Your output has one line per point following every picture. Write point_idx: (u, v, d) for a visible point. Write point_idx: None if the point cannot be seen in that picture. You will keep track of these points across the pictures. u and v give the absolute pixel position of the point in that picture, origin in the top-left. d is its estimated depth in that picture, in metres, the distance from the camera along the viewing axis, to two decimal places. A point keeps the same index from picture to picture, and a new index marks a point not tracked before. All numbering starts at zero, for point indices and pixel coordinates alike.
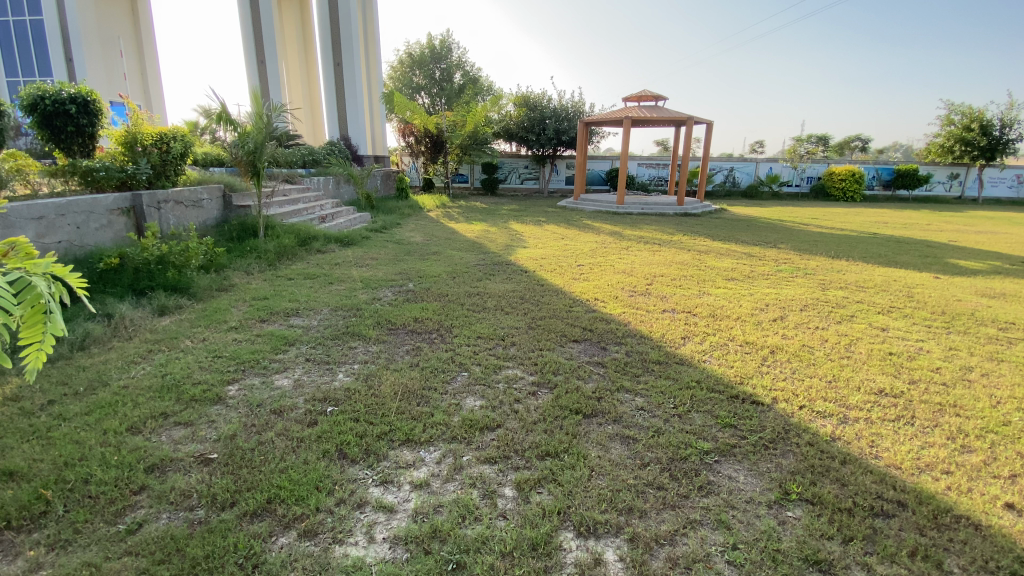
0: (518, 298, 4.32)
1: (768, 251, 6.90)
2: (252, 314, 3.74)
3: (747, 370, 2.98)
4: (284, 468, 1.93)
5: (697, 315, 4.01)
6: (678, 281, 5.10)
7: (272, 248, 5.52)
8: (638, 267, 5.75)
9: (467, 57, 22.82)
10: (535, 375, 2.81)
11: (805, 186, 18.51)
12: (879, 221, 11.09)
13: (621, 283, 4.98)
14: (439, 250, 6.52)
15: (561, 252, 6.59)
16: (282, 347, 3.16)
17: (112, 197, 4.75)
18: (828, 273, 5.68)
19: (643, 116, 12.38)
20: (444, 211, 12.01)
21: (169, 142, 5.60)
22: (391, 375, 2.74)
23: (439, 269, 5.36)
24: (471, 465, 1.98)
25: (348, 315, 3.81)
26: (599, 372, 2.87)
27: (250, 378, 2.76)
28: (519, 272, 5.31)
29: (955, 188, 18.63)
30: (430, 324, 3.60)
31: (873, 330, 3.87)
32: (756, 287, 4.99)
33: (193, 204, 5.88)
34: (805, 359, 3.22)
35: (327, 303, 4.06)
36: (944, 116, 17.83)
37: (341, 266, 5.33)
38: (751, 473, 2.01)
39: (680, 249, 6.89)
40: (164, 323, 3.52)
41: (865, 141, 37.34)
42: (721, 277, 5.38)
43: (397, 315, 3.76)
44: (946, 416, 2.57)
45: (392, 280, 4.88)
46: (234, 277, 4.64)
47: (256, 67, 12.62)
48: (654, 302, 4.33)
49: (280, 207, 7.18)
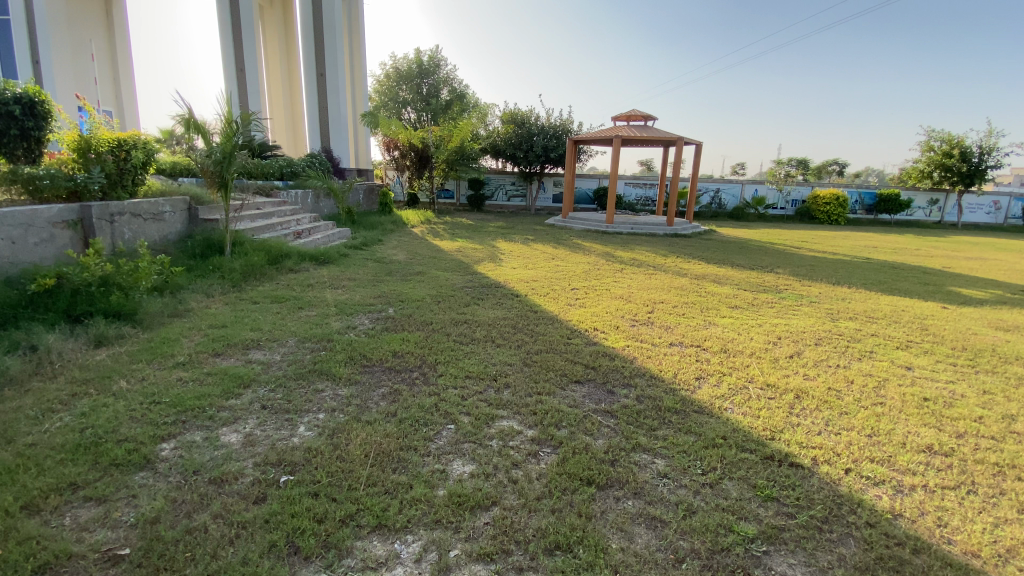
0: (509, 328, 3.91)
1: (767, 276, 6.62)
2: (204, 346, 3.25)
3: (777, 423, 2.59)
4: (215, 572, 1.48)
5: (708, 349, 3.63)
6: (679, 309, 4.75)
7: (238, 267, 5.02)
8: (636, 292, 5.38)
9: (455, 74, 22.66)
10: (535, 429, 2.38)
11: (790, 209, 18.59)
12: (870, 245, 10.99)
13: (621, 310, 4.59)
14: (423, 270, 6.09)
15: (552, 274, 6.20)
16: (235, 389, 2.70)
17: (56, 208, 4.24)
18: (833, 302, 5.40)
19: (633, 136, 12.15)
20: (429, 227, 11.58)
21: (129, 148, 5.15)
22: (363, 430, 2.29)
23: (423, 291, 4.93)
24: (460, 565, 1.54)
25: (317, 348, 3.34)
26: (610, 425, 2.45)
27: (191, 434, 2.27)
28: (508, 297, 4.89)
29: (934, 214, 18.87)
30: (411, 359, 3.14)
31: (897, 369, 3.55)
32: (763, 317, 4.67)
33: (154, 216, 5.38)
34: (835, 406, 2.87)
35: (294, 332, 3.58)
36: (923, 142, 18.14)
37: (315, 288, 4.85)
38: (810, 571, 1.61)
39: (677, 274, 6.55)
40: (99, 358, 3.01)
41: (841, 166, 38.47)
42: (725, 304, 5.06)
43: (373, 349, 3.30)
44: (1010, 482, 2.23)
45: (371, 304, 4.41)
46: (191, 300, 4.15)
47: (236, 75, 12.23)
48: (659, 334, 3.92)
49: (252, 221, 6.66)
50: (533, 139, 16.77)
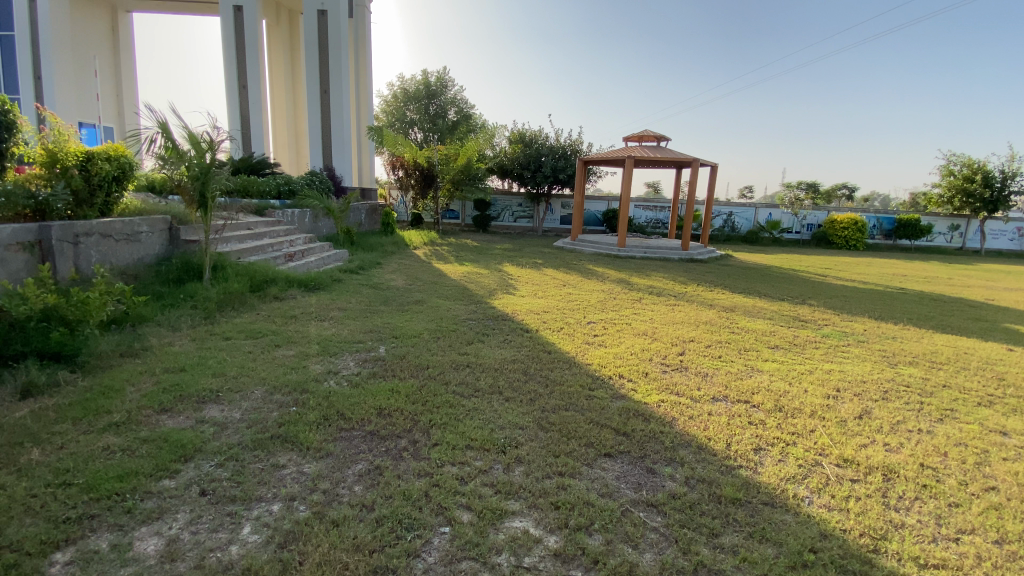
0: (519, 374, 3.30)
1: (802, 309, 6.01)
2: (149, 400, 2.67)
3: (875, 524, 1.98)
4: None
5: (759, 407, 3.01)
6: (713, 349, 4.15)
7: (215, 295, 4.47)
8: (660, 327, 4.77)
9: (462, 95, 22.48)
10: (559, 535, 1.77)
11: (806, 233, 18.01)
12: (898, 273, 10.38)
13: (647, 351, 3.99)
14: (422, 298, 5.54)
15: (565, 304, 5.62)
16: (172, 464, 2.11)
17: (10, 228, 3.72)
18: (884, 342, 4.78)
19: (646, 156, 11.64)
20: (432, 248, 11.08)
21: (100, 162, 4.68)
22: (325, 538, 1.69)
23: (421, 325, 4.36)
24: None
25: (287, 401, 2.75)
26: (657, 529, 1.84)
27: (95, 540, 1.69)
28: (517, 332, 4.30)
29: (955, 240, 18.25)
30: (399, 421, 2.54)
31: (990, 435, 2.91)
32: (811, 361, 4.04)
33: (127, 237, 4.89)
34: (937, 496, 2.25)
35: (262, 380, 3.00)
36: (943, 166, 17.59)
37: (299, 320, 4.29)
38: None
39: (702, 305, 5.94)
40: (16, 415, 2.45)
41: (850, 192, 38.12)
42: (763, 343, 4.44)
43: (355, 404, 2.70)
44: None
45: (359, 342, 3.82)
46: (151, 337, 3.58)
47: (238, 92, 11.96)
48: (697, 384, 3.30)
49: (238, 242, 6.12)
50: (541, 160, 16.43)
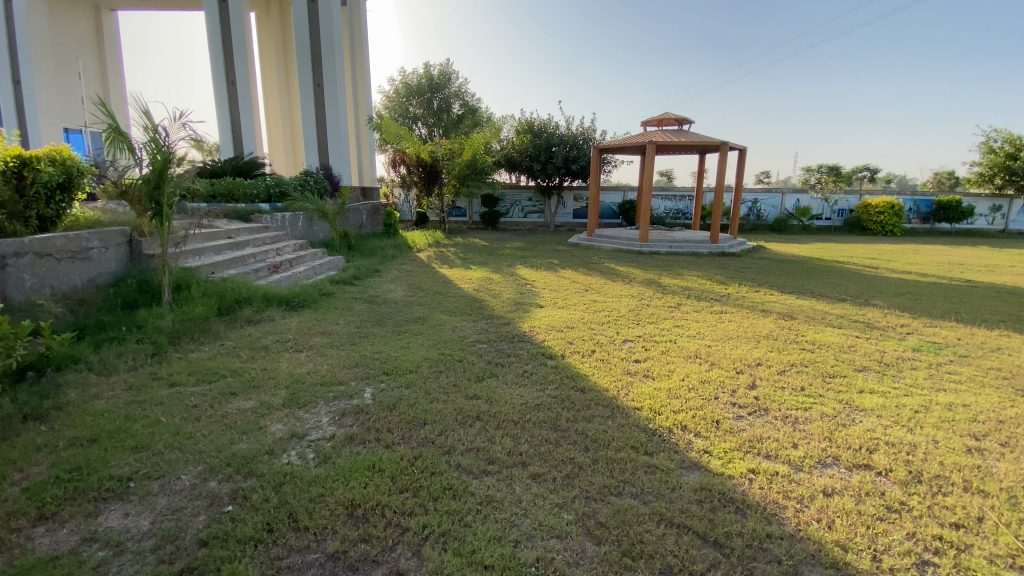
0: (546, 430, 2.46)
1: (872, 313, 5.07)
2: (27, 501, 1.87)
3: None
4: None
5: (888, 477, 2.14)
6: (789, 376, 3.27)
7: (171, 324, 3.69)
8: (714, 346, 3.90)
9: (467, 87, 21.58)
10: None
11: (836, 219, 16.95)
12: (954, 261, 9.38)
13: (706, 382, 3.13)
14: (422, 313, 4.74)
15: (594, 316, 4.77)
16: None
17: None
18: (992, 355, 3.87)
19: (667, 141, 10.65)
20: (438, 250, 10.28)
21: (38, 168, 3.94)
22: None
23: (420, 353, 3.55)
24: None
25: (224, 494, 1.93)
26: None
27: None
28: (539, 361, 3.47)
29: (998, 221, 16.96)
30: (380, 530, 1.71)
31: None
32: (918, 389, 3.15)
33: (75, 254, 4.14)
34: None
35: (200, 455, 2.19)
36: (982, 143, 16.45)
37: (269, 352, 3.50)
38: None
39: (752, 312, 5.05)
40: None
41: (873, 172, 36.74)
42: (846, 364, 3.55)
43: (318, 499, 1.87)
44: None
45: (339, 384, 3.00)
46: (73, 388, 2.80)
47: (226, 88, 11.19)
48: (788, 437, 2.44)
49: (214, 254, 5.38)
50: (551, 151, 15.52)
